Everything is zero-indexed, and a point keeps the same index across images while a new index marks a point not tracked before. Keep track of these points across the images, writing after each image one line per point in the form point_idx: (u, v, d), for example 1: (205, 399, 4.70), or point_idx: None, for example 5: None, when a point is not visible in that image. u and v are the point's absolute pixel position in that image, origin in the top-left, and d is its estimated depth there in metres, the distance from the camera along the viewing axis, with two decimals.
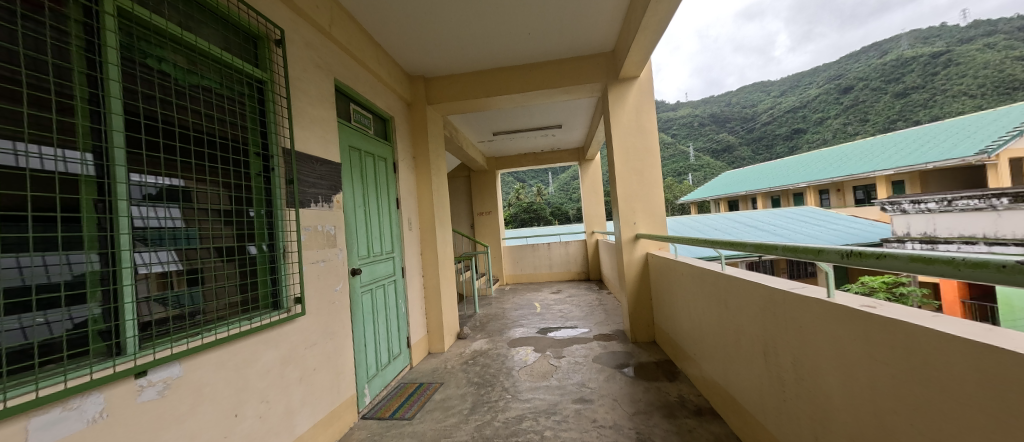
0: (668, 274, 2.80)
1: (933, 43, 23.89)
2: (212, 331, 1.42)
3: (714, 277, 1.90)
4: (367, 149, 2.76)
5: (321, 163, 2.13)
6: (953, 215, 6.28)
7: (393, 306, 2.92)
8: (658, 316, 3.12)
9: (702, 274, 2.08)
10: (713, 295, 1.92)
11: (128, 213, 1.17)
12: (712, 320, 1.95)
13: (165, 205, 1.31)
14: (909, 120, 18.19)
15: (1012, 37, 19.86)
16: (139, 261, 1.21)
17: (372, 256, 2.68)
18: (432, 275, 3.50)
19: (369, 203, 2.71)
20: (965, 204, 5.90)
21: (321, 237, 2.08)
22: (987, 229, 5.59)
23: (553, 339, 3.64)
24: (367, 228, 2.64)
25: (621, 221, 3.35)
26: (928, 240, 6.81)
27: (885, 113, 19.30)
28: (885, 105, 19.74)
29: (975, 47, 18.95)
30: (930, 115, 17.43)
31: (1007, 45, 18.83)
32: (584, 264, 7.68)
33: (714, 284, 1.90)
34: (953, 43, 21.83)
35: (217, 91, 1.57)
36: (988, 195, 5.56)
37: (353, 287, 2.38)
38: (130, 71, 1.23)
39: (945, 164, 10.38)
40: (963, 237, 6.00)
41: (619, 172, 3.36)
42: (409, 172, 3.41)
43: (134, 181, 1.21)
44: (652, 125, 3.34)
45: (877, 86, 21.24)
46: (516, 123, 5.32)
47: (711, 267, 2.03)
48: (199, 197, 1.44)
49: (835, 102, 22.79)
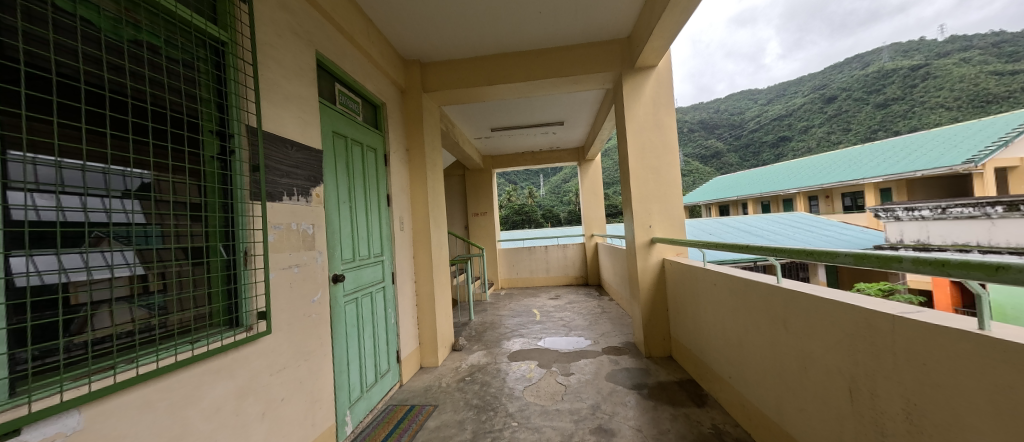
0: (691, 283, 2.51)
1: (912, 56, 24.63)
2: (135, 362, 1.05)
3: (767, 291, 1.61)
4: (354, 137, 2.40)
5: (298, 149, 1.76)
6: (946, 222, 6.57)
7: (381, 317, 2.57)
8: (677, 329, 2.84)
9: (746, 286, 1.78)
10: (762, 312, 1.65)
11: (9, 201, 0.84)
12: (763, 341, 1.66)
13: (78, 193, 0.95)
14: (892, 130, 18.64)
15: (987, 53, 20.58)
16: (32, 268, 0.87)
17: (358, 260, 2.32)
18: (426, 281, 3.15)
19: (355, 199, 2.35)
20: (960, 213, 6.21)
21: (296, 238, 1.72)
22: (980, 237, 5.99)
23: (559, 352, 3.32)
24: (352, 228, 2.29)
25: (636, 223, 3.05)
26: (922, 247, 6.98)
27: (870, 122, 19.75)
28: (869, 115, 20.21)
29: (954, 61, 19.61)
30: (913, 125, 17.89)
31: (981, 61, 19.51)
32: (582, 268, 7.39)
33: (768, 299, 1.61)
34: (931, 57, 22.55)
35: (160, 50, 1.21)
36: (983, 204, 5.89)
37: (335, 297, 2.02)
38: (9, 1, 0.86)
39: (932, 173, 10.45)
40: (957, 244, 6.33)
41: (633, 170, 3.07)
42: (402, 166, 3.06)
43: (10, 157, 0.84)
44: (669, 120, 3.06)
45: (862, 96, 21.67)
46: (515, 118, 5.01)
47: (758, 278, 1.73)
48: (134, 185, 1.10)
49: (821, 111, 23.19)
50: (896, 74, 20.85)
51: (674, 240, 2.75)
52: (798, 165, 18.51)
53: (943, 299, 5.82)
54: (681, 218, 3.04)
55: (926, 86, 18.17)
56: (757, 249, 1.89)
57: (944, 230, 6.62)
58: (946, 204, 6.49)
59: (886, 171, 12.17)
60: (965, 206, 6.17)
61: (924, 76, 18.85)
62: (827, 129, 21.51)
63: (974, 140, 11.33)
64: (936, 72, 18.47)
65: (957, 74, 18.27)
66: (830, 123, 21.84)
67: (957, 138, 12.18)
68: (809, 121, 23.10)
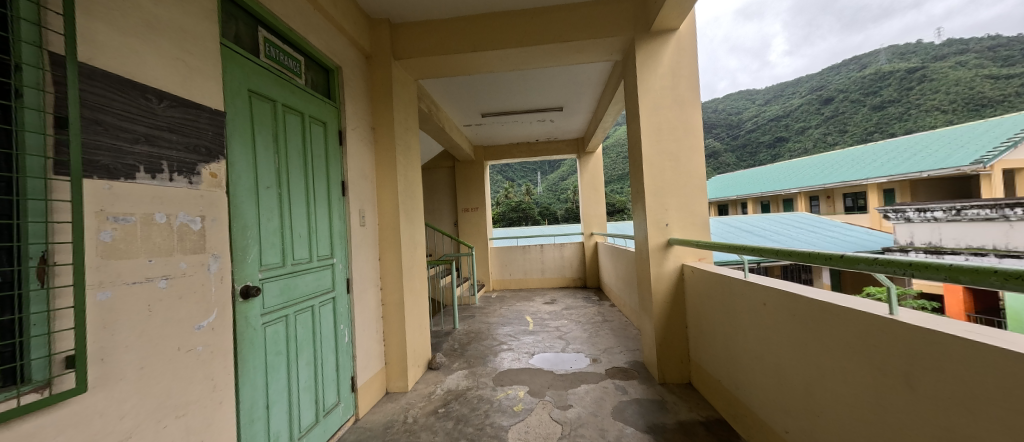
0: (722, 298, 1.99)
1: (909, 58, 24.32)
2: None
3: (885, 327, 1.06)
4: (289, 102, 1.82)
5: (171, 104, 1.18)
6: (960, 224, 6.14)
7: (328, 337, 2.01)
8: (699, 350, 2.31)
9: (829, 316, 1.27)
10: (863, 358, 1.14)
11: None
12: (867, 399, 1.12)
13: None
14: (889, 131, 18.42)
15: (984, 55, 20.20)
16: None
17: (291, 265, 1.74)
18: (394, 287, 2.59)
19: (288, 184, 1.76)
20: (976, 214, 5.81)
21: (163, 236, 1.14)
22: (997, 240, 5.52)
23: (553, 374, 2.78)
24: (282, 222, 1.70)
25: (648, 220, 2.51)
26: (933, 250, 6.49)
27: (867, 124, 19.51)
28: (866, 116, 19.96)
29: (950, 64, 19.44)
30: (909, 127, 17.69)
31: (978, 63, 19.21)
32: (580, 269, 6.86)
33: (875, 342, 1.10)
34: (927, 59, 22.38)
35: None
36: (1001, 205, 5.40)
37: (245, 318, 1.44)
38: None
39: (939, 173, 10.00)
40: (971, 247, 5.92)
41: (647, 156, 2.51)
42: (364, 147, 2.48)
43: None
44: (692, 96, 2.51)
45: (857, 98, 21.24)
46: (507, 101, 4.44)
47: (856, 304, 1.20)
48: None
49: (818, 112, 22.81)
50: (892, 76, 20.64)
51: (697, 243, 2.20)
52: (800, 164, 18.09)
53: (954, 305, 5.46)
54: (704, 215, 2.50)
55: (923, 88, 17.95)
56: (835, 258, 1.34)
57: (958, 233, 6.19)
58: (962, 205, 6.08)
59: (890, 171, 11.73)
60: (982, 207, 5.75)
61: (922, 78, 18.57)
62: (825, 130, 21.15)
63: (978, 141, 10.96)
64: (934, 74, 18.13)
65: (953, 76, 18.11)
66: (828, 124, 21.51)
67: (959, 139, 11.86)
68: (807, 121, 22.74)
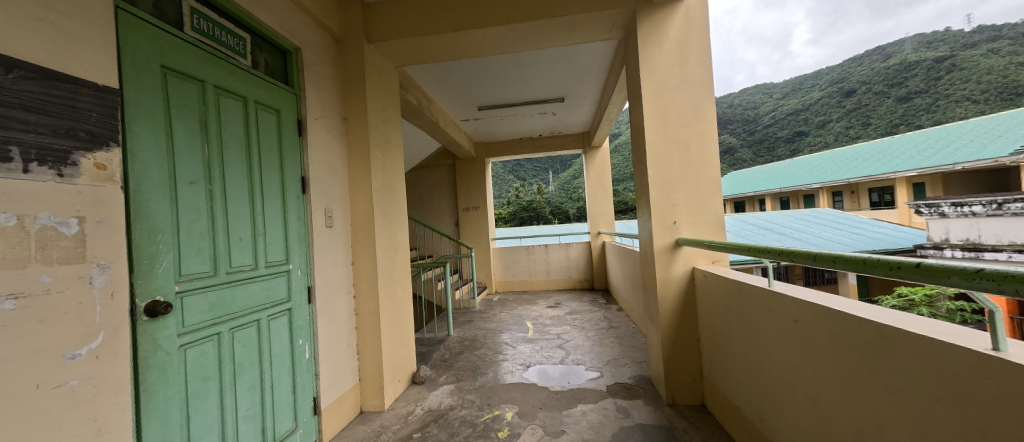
0: (741, 310, 1.66)
1: (936, 47, 23.09)
2: None
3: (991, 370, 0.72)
4: (225, 85, 1.56)
5: (30, 75, 0.93)
6: (1001, 220, 5.78)
7: (283, 355, 1.75)
8: (715, 369, 1.98)
9: (896, 346, 0.92)
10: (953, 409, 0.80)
11: None
12: None
13: None
14: (914, 123, 17.47)
15: (1017, 43, 19.02)
16: None
17: (226, 274, 1.48)
18: (368, 295, 2.33)
19: (224, 179, 1.51)
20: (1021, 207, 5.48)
21: (11, 244, 0.88)
22: None
23: (548, 391, 2.47)
24: (213, 223, 1.45)
25: (654, 218, 2.18)
26: (972, 248, 6.01)
27: (891, 115, 18.58)
28: (889, 108, 18.96)
29: (982, 51, 18.38)
30: (936, 119, 16.77)
31: (1012, 50, 18.09)
32: (587, 271, 6.51)
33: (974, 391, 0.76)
34: (955, 46, 21.23)
35: None
36: None
37: (151, 342, 1.19)
38: None
39: (974, 166, 9.29)
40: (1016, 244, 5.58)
41: (651, 144, 2.18)
42: (332, 139, 2.22)
43: None
44: (704, 73, 2.16)
45: (880, 90, 20.22)
46: (503, 92, 4.14)
47: (936, 331, 0.86)
48: None
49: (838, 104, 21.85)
50: (918, 66, 19.60)
51: (711, 244, 1.85)
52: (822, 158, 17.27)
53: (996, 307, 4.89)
54: (719, 212, 2.15)
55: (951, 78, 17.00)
56: (874, 263, 0.96)
57: (999, 229, 5.81)
58: (1005, 199, 5.70)
59: (920, 164, 10.99)
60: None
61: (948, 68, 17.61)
62: (846, 122, 20.23)
63: (1016, 131, 10.18)
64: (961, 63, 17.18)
65: (983, 65, 17.12)
66: (846, 118, 20.49)
67: (995, 128, 11.07)
68: (826, 114, 21.72)
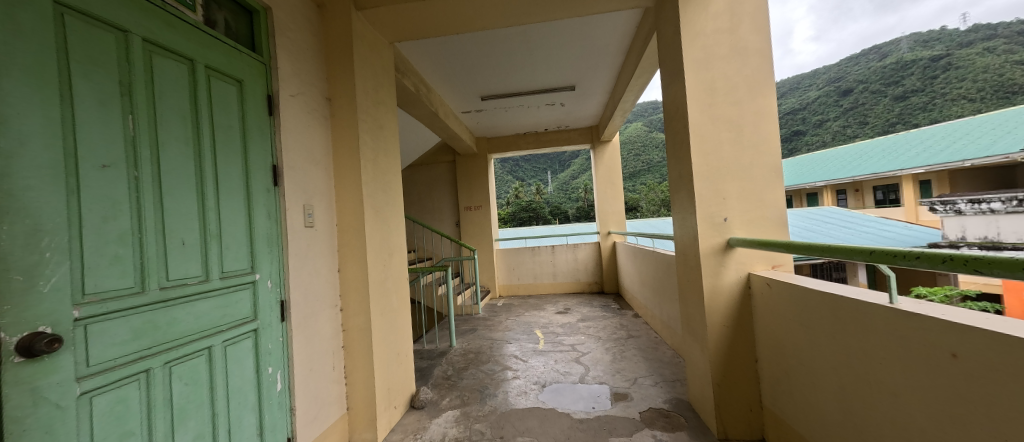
0: (831, 330, 1.29)
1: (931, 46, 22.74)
2: None
3: None
4: (162, 39, 1.17)
5: None
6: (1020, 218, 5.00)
7: (245, 389, 1.37)
8: (781, 398, 1.61)
9: None
10: None
11: None
12: None
13: None
14: (911, 122, 16.70)
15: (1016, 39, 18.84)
16: None
17: (160, 290, 1.10)
18: (359, 308, 1.96)
19: (159, 163, 1.13)
20: None
21: None
22: None
23: (570, 419, 2.10)
24: (140, 221, 1.07)
25: (699, 214, 1.81)
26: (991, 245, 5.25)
27: (887, 115, 17.67)
28: (886, 107, 18.01)
29: (981, 48, 18.21)
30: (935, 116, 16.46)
31: (1009, 48, 17.96)
32: (595, 273, 6.16)
33: None
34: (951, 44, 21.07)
35: None
36: None
37: (25, 395, 0.80)
38: None
39: (984, 162, 8.98)
40: None
41: (696, 125, 1.81)
42: (312, 122, 1.85)
43: None
44: (759, 40, 1.80)
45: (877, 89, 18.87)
46: (508, 78, 3.78)
47: None
48: None
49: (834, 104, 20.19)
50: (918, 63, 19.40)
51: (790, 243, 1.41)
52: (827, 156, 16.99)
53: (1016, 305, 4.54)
54: (778, 207, 1.78)
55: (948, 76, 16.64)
56: None
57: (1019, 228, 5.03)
58: None
59: (929, 160, 10.69)
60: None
61: (943, 66, 17.28)
62: (843, 123, 18.78)
63: None
64: (957, 62, 17.04)
65: (982, 63, 16.51)
66: (845, 116, 19.13)
67: (1003, 123, 10.77)
68: (824, 112, 20.39)
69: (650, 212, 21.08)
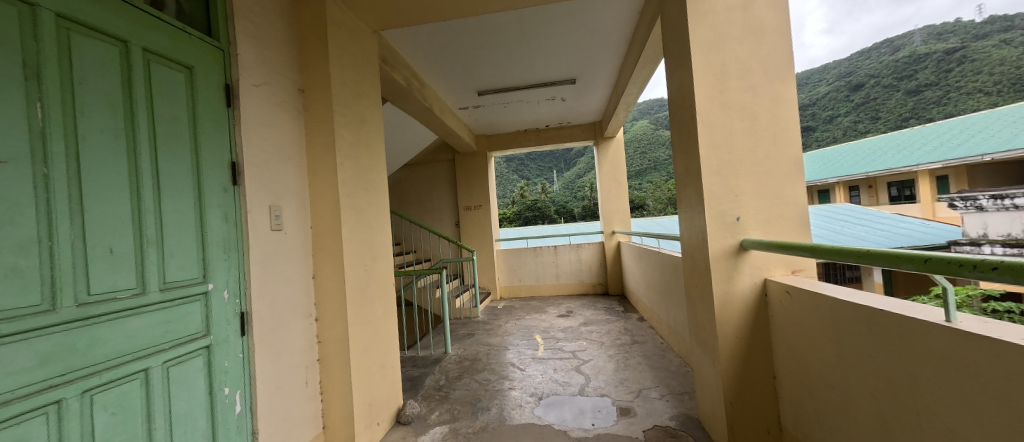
0: (864, 351, 1.09)
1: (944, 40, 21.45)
2: None
3: None
4: (85, 15, 1.01)
5: None
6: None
7: (193, 415, 1.21)
8: (801, 424, 1.40)
9: None
10: None
11: None
12: None
13: None
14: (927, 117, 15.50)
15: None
16: None
17: (77, 309, 0.94)
18: (335, 318, 1.80)
19: (78, 159, 0.97)
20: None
21: None
22: None
23: (567, 438, 1.93)
24: (50, 228, 0.91)
25: (708, 213, 1.61)
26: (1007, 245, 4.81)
27: (901, 109, 16.38)
28: (899, 101, 16.68)
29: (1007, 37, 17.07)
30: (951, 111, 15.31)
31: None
32: (600, 274, 5.96)
33: None
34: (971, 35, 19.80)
35: None
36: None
37: None
38: None
39: (1007, 157, 8.55)
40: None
41: (705, 114, 1.61)
42: (280, 115, 1.68)
43: None
44: (778, 17, 1.60)
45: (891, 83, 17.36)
46: (505, 72, 3.60)
47: None
48: None
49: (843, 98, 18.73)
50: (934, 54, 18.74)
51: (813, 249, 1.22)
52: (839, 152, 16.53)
53: None
54: (799, 204, 1.58)
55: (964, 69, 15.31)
56: None
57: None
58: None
59: (948, 154, 10.26)
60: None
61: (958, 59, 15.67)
62: (854, 118, 17.18)
63: None
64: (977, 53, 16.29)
65: (994, 55, 15.05)
66: (856, 111, 17.37)
67: None
68: (833, 108, 18.77)
69: (657, 210, 20.78)
